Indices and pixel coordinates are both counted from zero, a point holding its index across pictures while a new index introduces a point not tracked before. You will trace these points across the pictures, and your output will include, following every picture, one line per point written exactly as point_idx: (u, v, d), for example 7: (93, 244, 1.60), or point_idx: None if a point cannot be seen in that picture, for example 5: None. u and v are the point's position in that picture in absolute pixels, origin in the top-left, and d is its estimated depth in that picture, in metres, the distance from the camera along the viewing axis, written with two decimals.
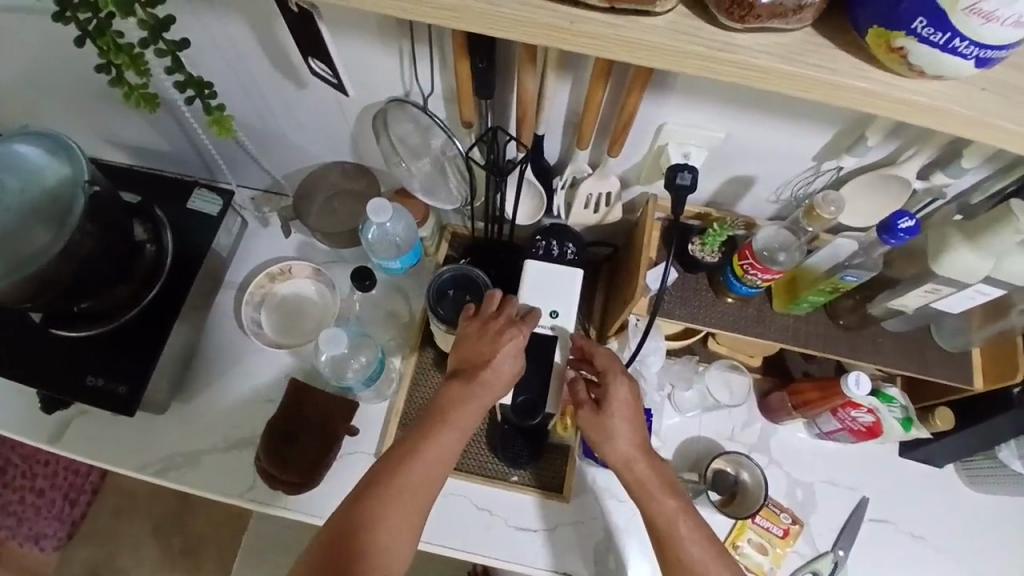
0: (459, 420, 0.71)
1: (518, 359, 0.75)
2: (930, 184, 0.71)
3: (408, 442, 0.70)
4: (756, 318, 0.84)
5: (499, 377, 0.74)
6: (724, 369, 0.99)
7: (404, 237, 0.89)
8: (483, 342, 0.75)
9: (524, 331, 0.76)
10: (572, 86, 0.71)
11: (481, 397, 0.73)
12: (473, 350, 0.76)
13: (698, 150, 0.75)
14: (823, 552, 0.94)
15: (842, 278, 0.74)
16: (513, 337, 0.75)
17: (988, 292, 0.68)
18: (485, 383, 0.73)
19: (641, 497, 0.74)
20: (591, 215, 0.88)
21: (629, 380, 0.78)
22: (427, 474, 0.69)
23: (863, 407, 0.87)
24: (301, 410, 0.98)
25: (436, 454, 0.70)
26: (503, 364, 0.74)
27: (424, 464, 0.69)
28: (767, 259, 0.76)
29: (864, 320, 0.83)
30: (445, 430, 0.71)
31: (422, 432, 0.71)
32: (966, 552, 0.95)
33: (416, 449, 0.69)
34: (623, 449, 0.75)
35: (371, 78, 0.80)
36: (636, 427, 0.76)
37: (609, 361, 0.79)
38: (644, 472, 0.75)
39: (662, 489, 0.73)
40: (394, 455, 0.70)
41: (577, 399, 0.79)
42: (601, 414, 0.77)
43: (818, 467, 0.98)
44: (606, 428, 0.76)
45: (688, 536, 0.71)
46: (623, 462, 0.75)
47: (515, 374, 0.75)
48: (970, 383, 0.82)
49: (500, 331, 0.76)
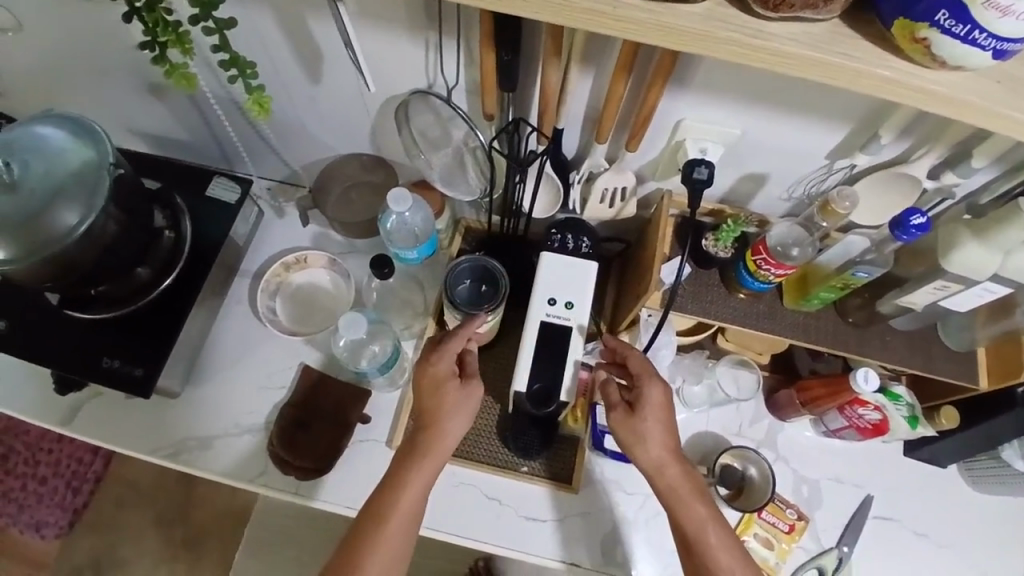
0: (417, 475, 0.79)
1: (463, 404, 0.81)
2: (941, 183, 0.73)
3: (377, 501, 0.78)
4: (767, 313, 0.86)
5: (439, 413, 0.80)
6: (733, 365, 1.00)
7: (422, 228, 0.91)
8: (427, 394, 0.81)
9: (444, 359, 0.82)
10: (593, 80, 0.73)
11: (432, 448, 0.80)
12: (422, 400, 0.82)
13: (715, 146, 0.77)
14: (827, 549, 0.95)
15: (854, 274, 0.75)
16: (455, 388, 0.81)
17: (995, 290, 0.70)
18: (435, 435, 0.80)
19: (673, 503, 0.77)
20: (605, 210, 0.90)
21: (662, 384, 0.80)
22: (398, 529, 0.77)
23: (870, 404, 0.89)
24: (317, 400, 1.01)
25: (403, 510, 0.77)
26: (448, 412, 0.80)
27: (395, 521, 0.77)
28: (781, 254, 0.78)
29: (872, 318, 0.84)
30: (406, 487, 0.78)
31: (385, 491, 0.78)
32: (968, 552, 0.96)
33: (383, 509, 0.77)
34: (656, 454, 0.78)
35: (396, 70, 0.82)
36: (668, 433, 0.78)
37: (643, 365, 0.81)
38: (676, 477, 0.77)
39: (693, 496, 0.76)
40: (367, 516, 0.77)
41: (610, 401, 0.81)
42: (634, 419, 0.78)
43: (825, 465, 0.99)
44: (639, 433, 0.78)
45: (718, 544, 0.74)
46: (656, 467, 0.78)
47: (463, 417, 0.81)
48: (976, 382, 0.83)
49: (442, 377, 0.82)
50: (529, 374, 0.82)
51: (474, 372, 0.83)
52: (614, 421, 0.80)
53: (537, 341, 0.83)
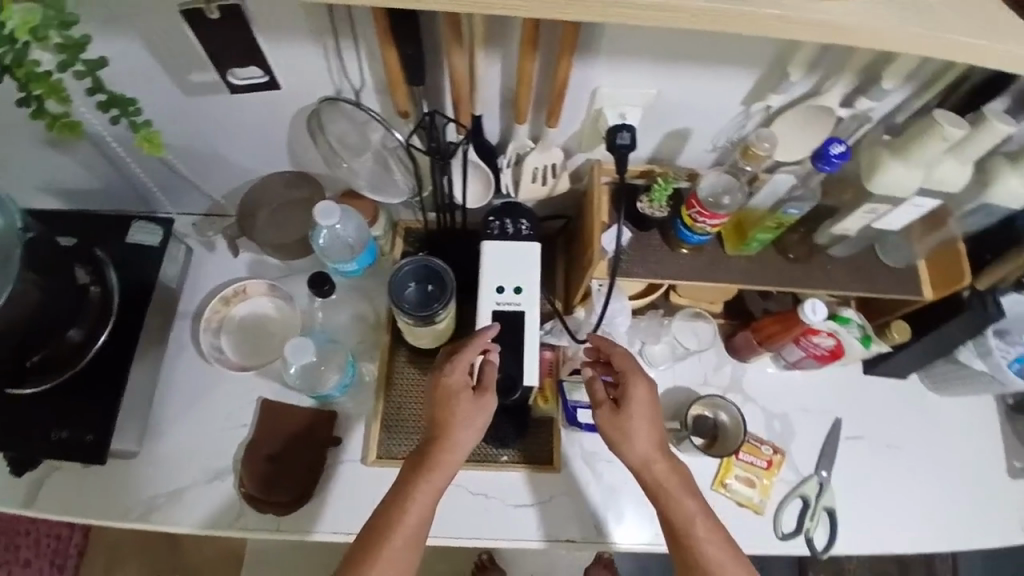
0: (426, 488, 0.75)
1: (475, 417, 0.78)
2: (855, 110, 0.74)
3: (382, 517, 0.75)
4: (710, 263, 0.87)
5: (450, 422, 0.77)
6: (689, 318, 1.03)
7: (355, 238, 0.87)
8: (439, 406, 0.78)
9: (462, 365, 0.78)
10: (503, 60, 0.71)
11: (442, 461, 0.76)
12: (434, 412, 0.79)
13: (633, 109, 0.77)
14: (807, 476, 0.98)
15: (786, 212, 0.77)
16: (468, 400, 0.78)
17: (922, 204, 0.72)
18: (450, 445, 0.77)
19: (662, 497, 0.78)
20: (539, 189, 0.89)
21: (647, 380, 0.81)
22: (403, 545, 0.73)
23: (823, 331, 0.91)
24: (286, 431, 0.98)
25: (410, 524, 0.74)
26: (459, 424, 0.77)
27: (400, 536, 0.73)
28: (713, 204, 0.78)
29: (811, 251, 0.87)
30: (413, 501, 0.75)
31: (391, 502, 0.76)
32: (932, 453, 1.02)
33: (389, 522, 0.74)
34: (642, 450, 0.79)
35: (301, 78, 0.79)
36: (653, 429, 0.80)
37: (627, 362, 0.82)
38: (662, 471, 0.78)
39: (681, 490, 0.78)
40: (372, 530, 0.74)
41: (597, 398, 0.82)
42: (622, 415, 0.80)
43: (792, 397, 1.02)
44: (625, 428, 0.79)
45: (707, 537, 0.75)
46: (643, 462, 0.79)
47: (472, 430, 0.77)
48: (920, 294, 0.87)
49: (456, 387, 0.78)
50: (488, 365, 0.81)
51: (491, 383, 0.79)
52: (601, 419, 0.81)
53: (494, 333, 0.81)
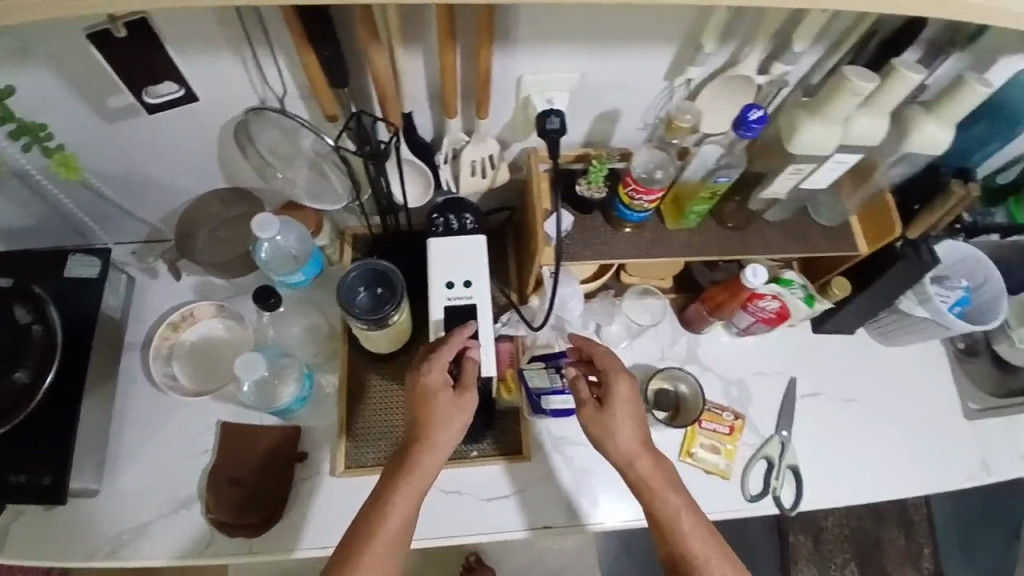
0: (407, 489, 0.76)
1: (455, 417, 0.78)
2: (772, 75, 0.76)
3: (364, 521, 0.75)
4: (653, 239, 0.89)
5: (429, 422, 0.77)
6: (638, 296, 1.05)
7: (299, 249, 0.87)
8: (419, 407, 0.78)
9: (439, 364, 0.77)
10: (426, 56, 0.72)
11: (422, 463, 0.77)
12: (414, 413, 0.78)
13: (559, 94, 0.78)
14: (769, 437, 1.01)
15: (715, 181, 0.78)
16: (448, 400, 0.77)
17: (843, 159, 0.75)
18: (430, 448, 0.77)
19: (647, 494, 0.79)
20: (480, 181, 0.88)
21: (629, 377, 0.82)
22: (386, 550, 0.74)
23: (767, 295, 0.93)
24: (250, 452, 0.96)
25: (392, 529, 0.75)
26: (438, 424, 0.77)
27: (383, 539, 0.74)
28: (647, 180, 0.80)
29: (749, 218, 0.90)
30: (394, 504, 0.76)
31: (372, 508, 0.76)
32: (884, 401, 1.06)
33: (371, 528, 0.75)
34: (626, 448, 0.80)
35: (222, 90, 0.78)
36: (636, 426, 0.80)
37: (609, 361, 0.83)
38: (647, 469, 0.79)
39: (666, 485, 0.79)
40: (354, 536, 0.75)
41: (580, 397, 0.82)
42: (605, 413, 0.80)
43: (747, 362, 1.05)
44: (608, 427, 0.80)
45: (690, 531, 0.77)
46: (627, 460, 0.80)
47: (452, 429, 0.78)
48: (856, 248, 0.91)
49: (434, 387, 0.77)
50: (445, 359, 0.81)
51: (471, 381, 0.78)
52: (584, 417, 0.81)
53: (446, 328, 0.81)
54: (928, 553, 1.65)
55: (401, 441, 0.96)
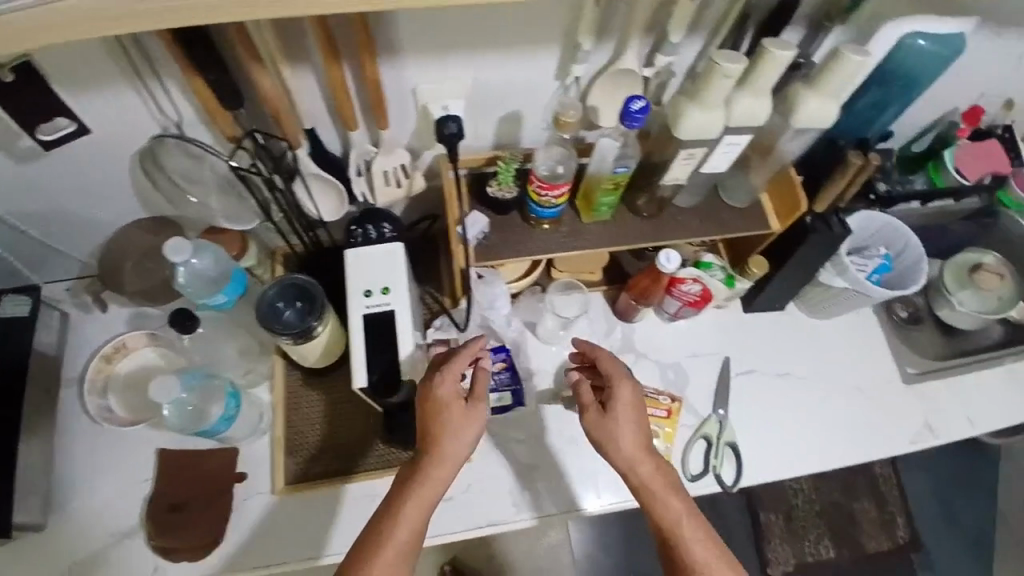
0: (417, 498, 0.75)
1: (467, 427, 0.78)
2: (657, 67, 0.78)
3: (373, 532, 0.74)
4: (569, 234, 0.91)
5: (443, 431, 0.78)
6: (562, 290, 1.03)
7: (217, 271, 0.88)
8: (430, 416, 0.78)
9: (453, 372, 0.79)
10: (315, 72, 0.74)
11: (434, 473, 0.76)
12: (424, 423, 0.79)
13: (455, 101, 0.79)
14: (706, 416, 1.03)
15: (614, 172, 0.80)
16: (459, 410, 0.79)
17: (735, 140, 0.77)
18: (443, 458, 0.77)
19: (649, 500, 0.78)
20: (396, 190, 0.89)
21: (632, 383, 0.84)
22: (395, 561, 0.72)
23: (688, 279, 0.97)
24: (190, 477, 0.97)
25: (402, 541, 0.73)
26: (449, 434, 0.77)
27: (391, 550, 0.73)
28: (551, 177, 0.82)
29: (661, 206, 0.93)
30: (404, 514, 0.75)
31: (383, 517, 0.75)
32: (820, 373, 1.08)
33: (380, 538, 0.73)
34: (627, 452, 0.80)
35: (121, 121, 0.79)
36: (639, 431, 0.81)
37: (613, 366, 0.86)
38: (647, 473, 0.79)
39: (668, 491, 0.78)
40: (364, 546, 0.73)
41: (584, 401, 0.85)
42: (609, 417, 0.82)
43: (681, 345, 1.07)
44: (609, 428, 0.82)
45: (694, 538, 0.75)
46: (629, 464, 0.80)
47: (464, 440, 0.78)
48: (768, 225, 0.94)
49: (447, 397, 0.79)
50: (366, 367, 0.80)
51: (482, 394, 0.80)
52: (588, 421, 0.83)
53: (366, 337, 0.81)
54: (902, 523, 1.66)
55: (341, 451, 0.98)
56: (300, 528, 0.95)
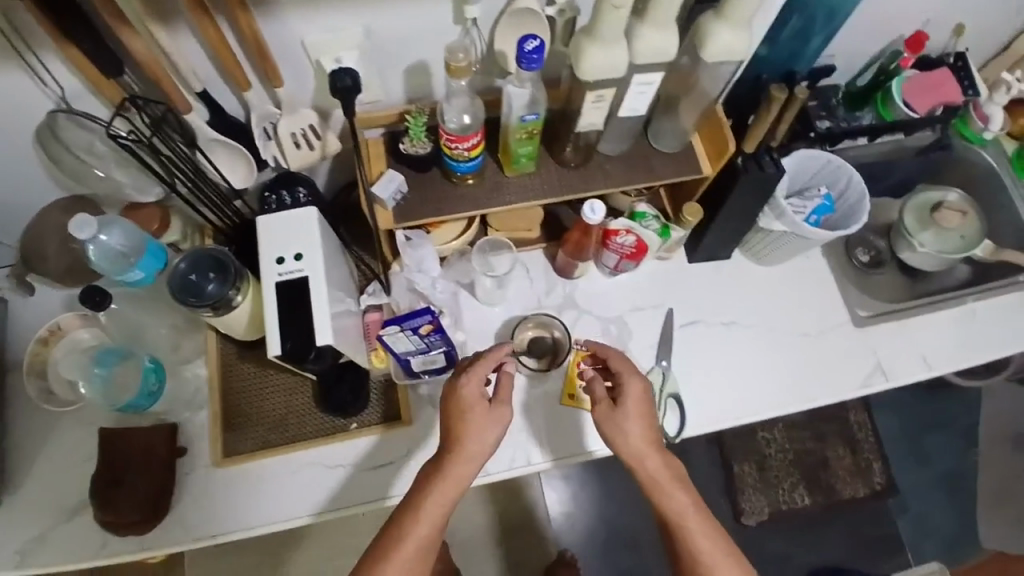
0: (436, 498, 0.77)
1: (489, 428, 0.80)
2: (557, 5, 0.75)
3: (392, 527, 0.77)
4: (491, 189, 0.88)
5: (465, 432, 0.79)
6: (488, 249, 1.00)
7: (129, 245, 0.85)
8: (453, 417, 0.80)
9: (479, 376, 0.82)
10: (191, 30, 0.73)
11: (454, 474, 0.78)
12: (448, 423, 0.81)
13: (348, 53, 0.76)
14: (650, 368, 1.02)
15: (522, 121, 0.77)
16: (481, 412, 0.80)
17: (648, 80, 0.75)
18: (464, 458, 0.78)
19: (655, 494, 0.78)
20: (309, 153, 0.87)
21: (642, 378, 0.83)
22: (415, 556, 0.76)
23: (621, 231, 0.94)
24: (124, 453, 0.94)
25: (421, 537, 0.76)
26: (471, 434, 0.79)
27: (411, 546, 0.76)
28: (461, 129, 0.78)
29: (587, 156, 0.89)
30: (424, 512, 0.77)
31: (403, 516, 0.77)
32: (767, 320, 1.06)
33: (401, 533, 0.76)
34: (636, 445, 0.80)
35: (9, 96, 0.77)
36: (648, 426, 0.81)
37: (622, 362, 0.85)
38: (656, 467, 0.79)
39: (675, 484, 0.78)
40: (385, 540, 0.77)
41: (595, 396, 0.83)
42: (618, 413, 0.81)
43: (625, 298, 1.05)
44: (619, 424, 0.80)
45: (698, 530, 0.77)
46: (636, 458, 0.80)
47: (486, 440, 0.79)
48: (700, 170, 0.90)
49: (470, 400, 0.80)
50: (279, 336, 0.78)
51: (506, 397, 0.82)
52: (597, 414, 0.82)
53: (279, 306, 0.79)
54: (877, 468, 1.66)
55: (279, 422, 0.98)
56: (240, 499, 0.95)
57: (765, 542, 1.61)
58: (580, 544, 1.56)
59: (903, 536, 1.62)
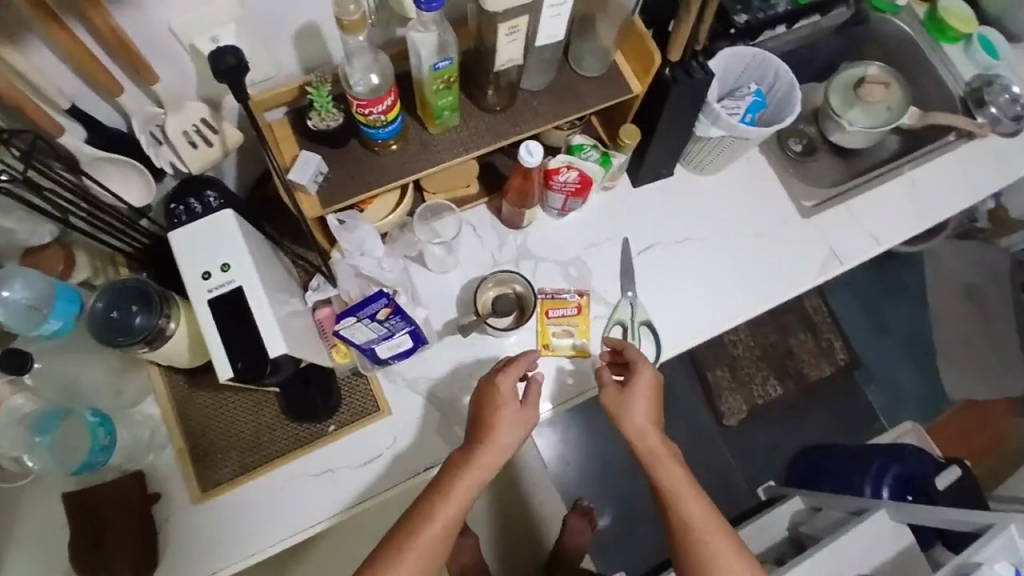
0: (466, 483, 0.76)
1: (517, 428, 0.81)
2: None
3: (415, 512, 0.76)
4: (418, 152, 0.82)
5: (500, 421, 0.80)
6: (428, 215, 0.95)
7: (36, 295, 0.76)
8: (486, 409, 0.81)
9: (512, 373, 0.83)
10: (44, 41, 0.64)
11: (485, 461, 0.78)
12: (479, 417, 0.82)
13: (225, 29, 0.68)
14: (618, 302, 1.00)
15: (435, 69, 0.71)
16: (514, 409, 0.81)
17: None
18: (492, 449, 0.78)
19: (652, 466, 0.79)
20: (208, 151, 0.78)
21: (651, 367, 0.86)
22: (440, 537, 0.74)
23: (561, 168, 0.91)
24: (99, 512, 0.87)
25: (448, 517, 0.75)
26: (503, 426, 0.80)
27: (438, 525, 0.74)
28: (371, 92, 0.71)
29: (513, 96, 0.84)
30: (453, 495, 0.76)
31: (429, 498, 0.76)
32: (721, 230, 1.06)
33: (426, 515, 0.75)
34: (639, 422, 0.81)
35: None
36: (652, 407, 0.83)
37: (638, 353, 0.86)
38: (656, 443, 0.80)
39: (672, 459, 0.80)
40: (405, 529, 0.74)
41: (600, 379, 0.85)
42: (625, 394, 0.83)
43: (578, 237, 1.02)
44: (625, 402, 0.82)
45: (692, 502, 0.77)
46: (638, 433, 0.81)
47: (515, 432, 0.80)
48: (630, 88, 0.86)
49: (505, 397, 0.82)
50: (226, 356, 0.72)
51: (535, 400, 0.83)
52: (604, 395, 0.84)
53: (217, 323, 0.72)
54: (839, 345, 1.74)
55: (251, 441, 0.93)
56: (231, 529, 0.90)
57: (751, 437, 1.67)
58: (579, 483, 1.59)
59: (875, 403, 1.71)
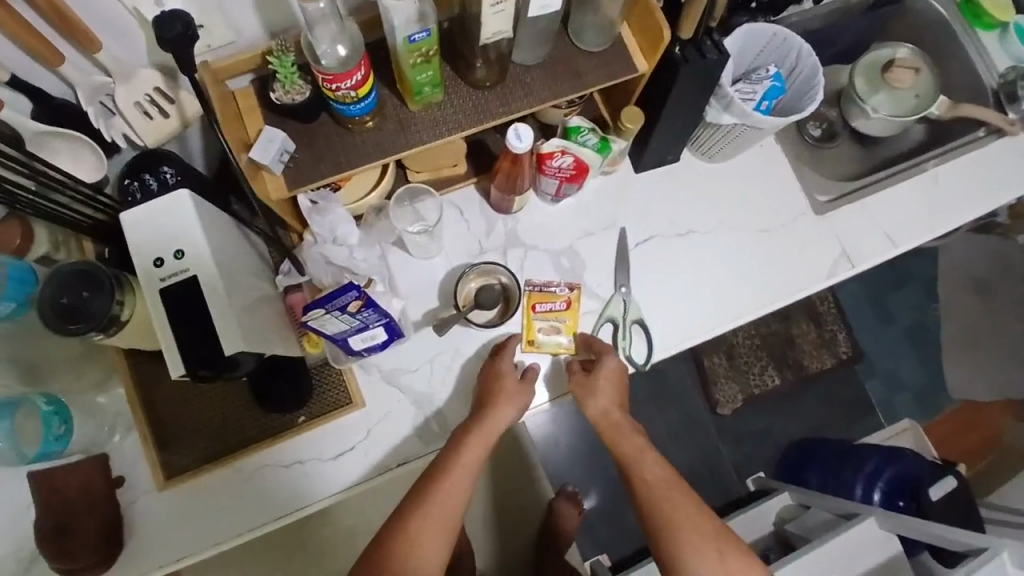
0: (472, 450, 0.76)
1: (512, 407, 0.81)
2: None
3: (428, 470, 0.75)
4: (395, 131, 0.74)
5: (506, 392, 0.82)
6: (410, 196, 0.89)
7: None
8: (489, 386, 0.83)
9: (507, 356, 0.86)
10: None
11: (486, 429, 0.78)
12: (481, 393, 0.84)
13: None
14: (611, 298, 0.93)
15: (410, 41, 0.63)
16: (515, 384, 0.83)
17: None
18: (496, 418, 0.79)
19: (614, 440, 0.79)
20: (164, 123, 0.72)
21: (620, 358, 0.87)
22: (459, 493, 0.73)
23: (555, 152, 0.83)
24: (61, 497, 0.83)
25: (462, 480, 0.73)
26: (506, 399, 0.81)
27: (455, 484, 0.73)
28: (339, 64, 0.64)
29: (504, 70, 0.75)
30: (462, 458, 0.75)
31: (444, 456, 0.75)
32: (726, 222, 0.98)
33: (446, 468, 0.74)
34: (601, 403, 0.82)
35: None
36: (616, 390, 0.84)
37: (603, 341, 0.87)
38: (619, 417, 0.81)
39: (633, 432, 0.80)
40: (423, 482, 0.73)
41: (570, 367, 0.87)
42: (590, 378, 0.84)
43: (571, 224, 0.95)
44: (591, 387, 0.83)
45: (654, 466, 0.75)
46: (601, 413, 0.82)
47: (513, 407, 0.81)
48: (635, 67, 0.78)
49: (507, 373, 0.84)
50: (178, 352, 0.66)
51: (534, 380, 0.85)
52: (573, 382, 0.84)
53: (169, 315, 0.66)
54: (842, 338, 1.67)
55: (217, 429, 0.88)
56: (201, 515, 0.87)
57: (744, 427, 1.63)
58: (566, 468, 1.55)
59: (875, 398, 1.66)
